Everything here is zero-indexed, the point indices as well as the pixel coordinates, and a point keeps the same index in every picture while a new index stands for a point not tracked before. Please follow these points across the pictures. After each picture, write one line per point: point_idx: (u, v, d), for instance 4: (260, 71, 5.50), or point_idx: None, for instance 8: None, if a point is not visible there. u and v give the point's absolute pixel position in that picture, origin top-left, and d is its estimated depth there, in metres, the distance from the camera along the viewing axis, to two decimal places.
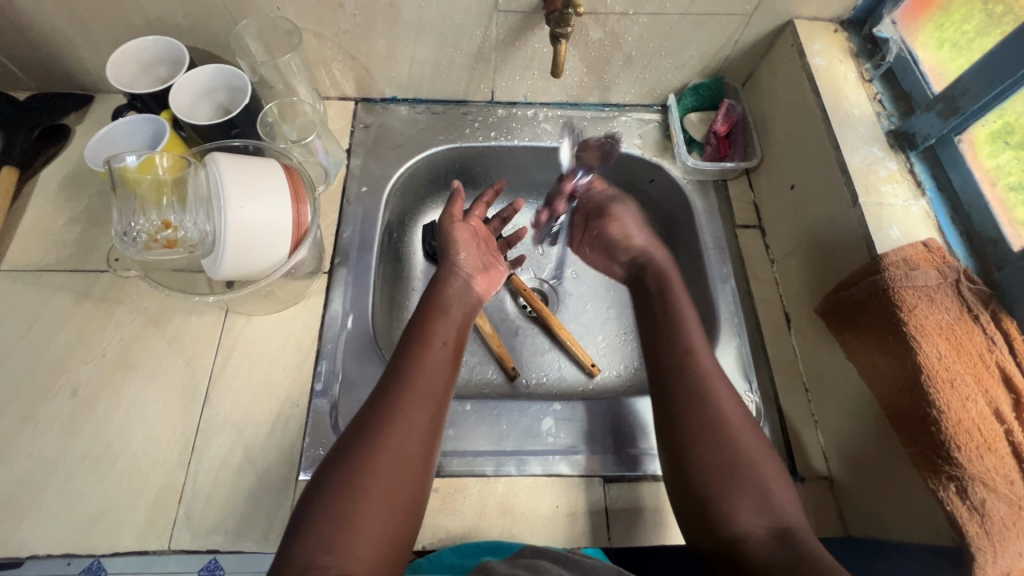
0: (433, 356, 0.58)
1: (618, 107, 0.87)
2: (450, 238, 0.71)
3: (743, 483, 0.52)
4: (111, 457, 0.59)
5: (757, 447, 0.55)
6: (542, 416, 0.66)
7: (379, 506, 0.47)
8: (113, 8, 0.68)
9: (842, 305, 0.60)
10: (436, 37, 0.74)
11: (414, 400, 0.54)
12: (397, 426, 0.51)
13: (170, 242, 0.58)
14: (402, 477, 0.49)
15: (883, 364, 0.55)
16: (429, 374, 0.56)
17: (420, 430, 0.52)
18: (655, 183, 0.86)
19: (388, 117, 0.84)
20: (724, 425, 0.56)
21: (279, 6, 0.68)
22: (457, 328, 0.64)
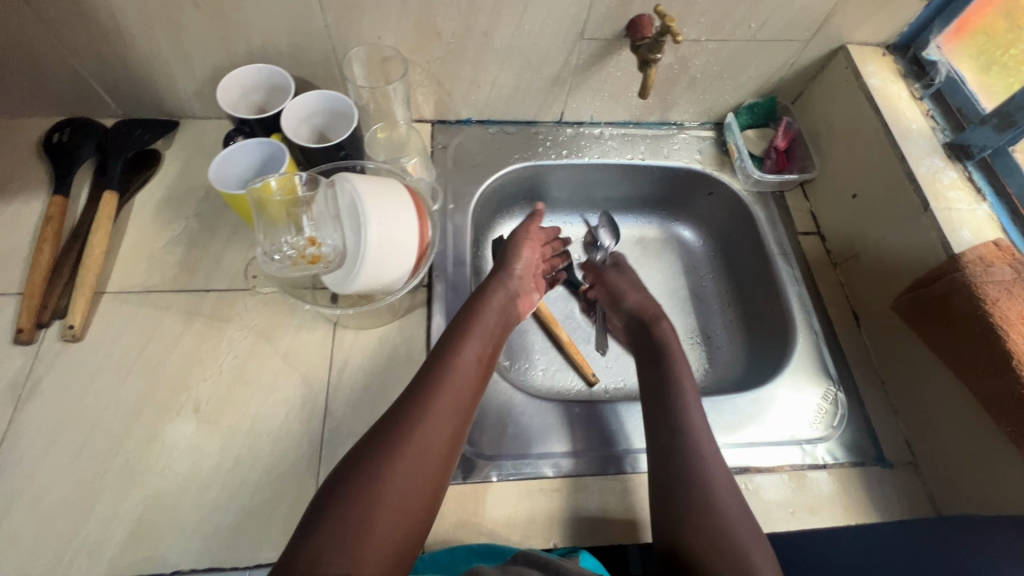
0: (465, 368, 0.59)
1: (676, 125, 0.93)
2: (518, 249, 0.76)
3: (699, 499, 0.57)
4: (241, 471, 0.60)
5: (742, 510, 0.57)
6: None
7: (392, 514, 0.47)
8: (218, 37, 0.71)
9: (922, 303, 0.66)
10: (520, 63, 0.79)
11: (443, 411, 0.55)
12: (418, 436, 0.52)
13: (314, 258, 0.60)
14: (420, 487, 0.50)
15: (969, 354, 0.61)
16: (457, 387, 0.57)
17: (441, 440, 0.53)
18: (714, 196, 0.92)
19: (464, 137, 0.88)
20: (714, 477, 0.59)
21: (381, 35, 0.72)
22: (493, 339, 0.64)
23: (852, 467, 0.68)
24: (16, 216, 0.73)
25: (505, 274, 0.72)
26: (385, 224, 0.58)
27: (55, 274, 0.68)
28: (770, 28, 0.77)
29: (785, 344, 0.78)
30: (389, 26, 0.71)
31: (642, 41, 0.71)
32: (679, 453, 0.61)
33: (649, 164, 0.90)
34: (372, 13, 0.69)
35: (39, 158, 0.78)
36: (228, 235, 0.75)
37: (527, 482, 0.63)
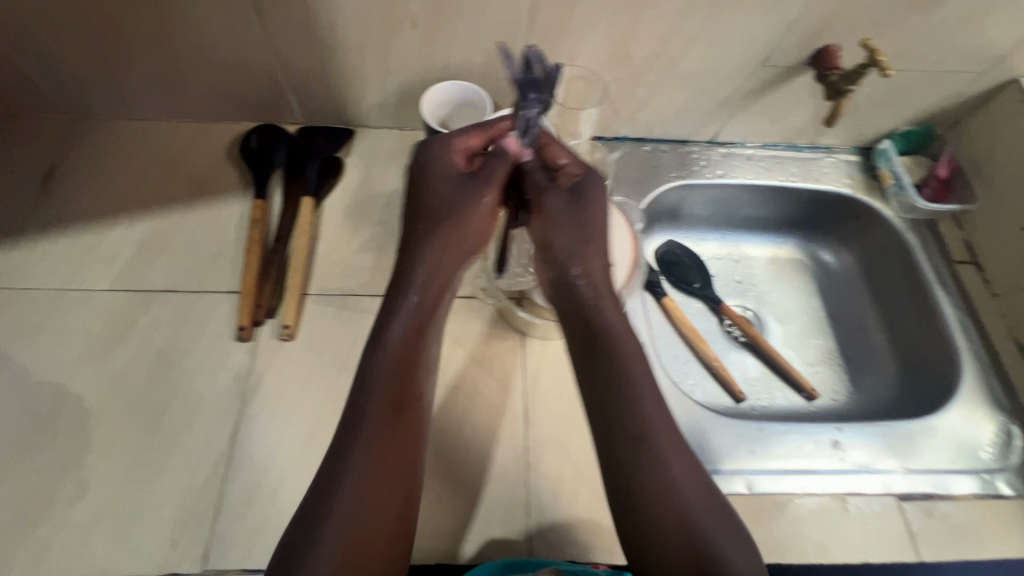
0: (401, 365, 0.55)
1: (824, 148, 0.94)
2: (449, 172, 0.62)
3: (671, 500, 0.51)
4: (456, 473, 0.63)
5: (707, 504, 0.51)
6: (830, 436, 0.70)
7: (349, 533, 0.47)
8: (421, 55, 0.74)
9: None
10: (696, 86, 0.80)
11: (375, 421, 0.52)
12: (375, 450, 0.51)
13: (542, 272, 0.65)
14: (373, 499, 0.49)
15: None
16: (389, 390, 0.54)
17: (385, 448, 0.52)
18: (860, 221, 0.94)
19: (621, 154, 0.90)
20: (679, 473, 0.52)
21: (574, 56, 0.74)
22: (426, 317, 0.59)
23: None
24: (218, 217, 0.77)
25: (426, 240, 0.61)
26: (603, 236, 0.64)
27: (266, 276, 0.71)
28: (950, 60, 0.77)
29: (949, 373, 0.79)
30: (585, 48, 0.73)
31: (834, 74, 0.73)
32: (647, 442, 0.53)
33: (799, 187, 0.92)
34: (574, 36, 0.71)
35: (232, 161, 0.82)
36: None
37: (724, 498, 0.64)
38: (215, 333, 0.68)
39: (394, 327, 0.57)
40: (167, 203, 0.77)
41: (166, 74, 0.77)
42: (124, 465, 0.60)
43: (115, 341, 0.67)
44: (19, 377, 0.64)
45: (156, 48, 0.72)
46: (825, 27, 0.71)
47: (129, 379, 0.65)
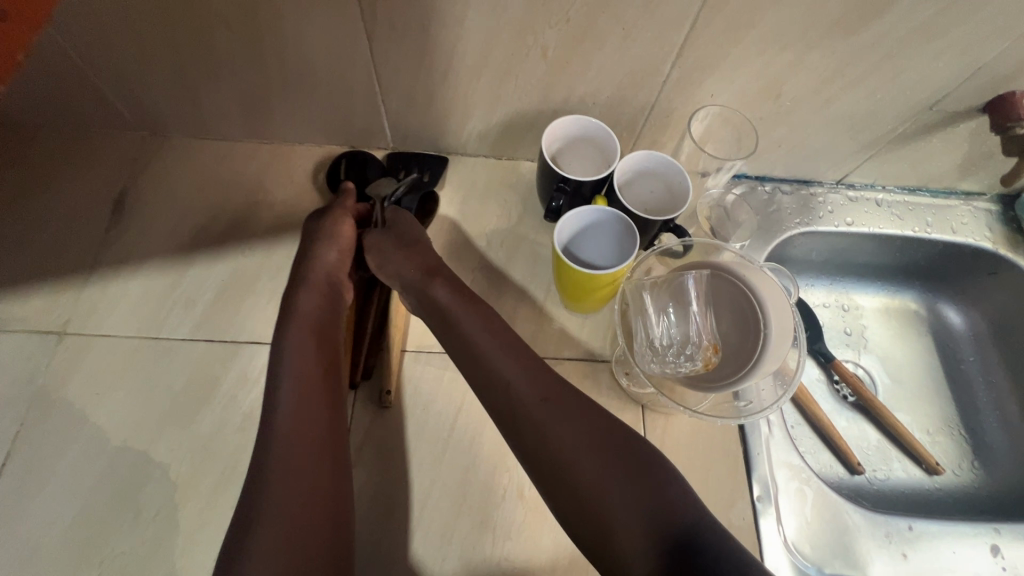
0: (298, 361, 0.55)
1: (961, 195, 0.85)
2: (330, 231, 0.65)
3: (598, 495, 0.47)
4: (579, 569, 0.57)
5: (609, 466, 0.48)
6: (987, 541, 0.63)
7: (276, 529, 0.45)
8: (542, 86, 0.65)
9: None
10: (841, 128, 0.71)
11: (288, 416, 0.52)
12: (277, 451, 0.49)
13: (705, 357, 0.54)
14: (303, 492, 0.48)
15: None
16: (294, 387, 0.53)
17: (297, 457, 0.49)
18: (996, 277, 0.85)
19: (739, 194, 0.81)
20: (570, 443, 0.50)
21: (716, 94, 0.65)
22: (319, 325, 0.59)
23: None
24: None
25: (310, 256, 0.63)
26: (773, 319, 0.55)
27: (362, 335, 0.65)
28: None
29: None
30: (731, 86, 0.64)
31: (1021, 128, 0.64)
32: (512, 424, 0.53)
33: (933, 238, 0.83)
34: (723, 73, 0.62)
35: (318, 191, 0.74)
36: (519, 293, 0.71)
37: None
38: None
39: (286, 344, 0.56)
40: (248, 238, 0.70)
41: (252, 95, 0.69)
42: (215, 549, 0.54)
43: (199, 398, 0.60)
44: (99, 437, 0.58)
45: (245, 67, 0.64)
46: (1015, 74, 0.61)
47: (215, 445, 0.58)
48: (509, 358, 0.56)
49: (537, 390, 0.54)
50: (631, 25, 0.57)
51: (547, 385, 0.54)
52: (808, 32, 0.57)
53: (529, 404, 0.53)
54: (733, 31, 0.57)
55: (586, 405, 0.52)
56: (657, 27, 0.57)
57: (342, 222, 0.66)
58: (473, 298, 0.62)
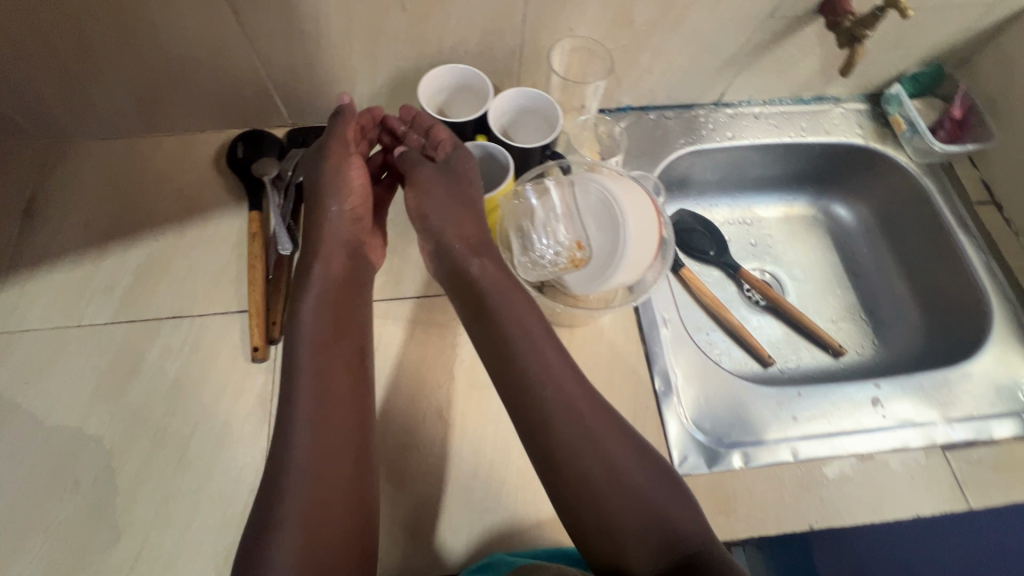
0: (320, 361, 0.58)
1: (832, 100, 0.92)
2: (341, 176, 0.66)
3: (611, 475, 0.53)
4: (499, 473, 0.62)
5: (632, 486, 0.53)
6: (870, 395, 0.70)
7: (297, 520, 0.50)
8: (413, 40, 0.70)
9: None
10: (700, 47, 0.77)
11: (301, 442, 0.53)
12: (297, 451, 0.53)
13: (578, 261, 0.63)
14: (325, 488, 0.52)
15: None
16: (315, 385, 0.56)
17: (317, 452, 0.53)
18: (873, 170, 0.92)
19: (628, 125, 0.87)
20: (599, 457, 0.54)
21: (574, 26, 0.70)
22: (335, 315, 0.61)
23: None
24: (217, 232, 0.73)
25: (316, 218, 0.66)
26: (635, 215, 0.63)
27: (278, 294, 0.68)
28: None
29: (979, 316, 0.78)
30: (585, 17, 0.69)
31: (843, 17, 0.70)
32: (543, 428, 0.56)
33: (810, 142, 0.89)
34: (573, 4, 0.67)
35: (222, 172, 0.77)
36: None
37: (773, 469, 0.64)
38: (230, 356, 0.65)
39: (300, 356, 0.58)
40: (160, 224, 0.73)
41: (143, 87, 0.72)
42: (155, 505, 0.58)
43: (127, 375, 0.64)
44: (34, 423, 0.61)
45: (128, 59, 0.67)
46: None
47: (148, 414, 0.62)
48: (550, 350, 0.60)
49: (562, 396, 0.57)
50: None
51: (581, 405, 0.56)
52: None
53: (559, 388, 0.57)
54: None
55: (601, 406, 0.57)
56: None
57: (348, 169, 0.67)
58: (513, 277, 0.64)
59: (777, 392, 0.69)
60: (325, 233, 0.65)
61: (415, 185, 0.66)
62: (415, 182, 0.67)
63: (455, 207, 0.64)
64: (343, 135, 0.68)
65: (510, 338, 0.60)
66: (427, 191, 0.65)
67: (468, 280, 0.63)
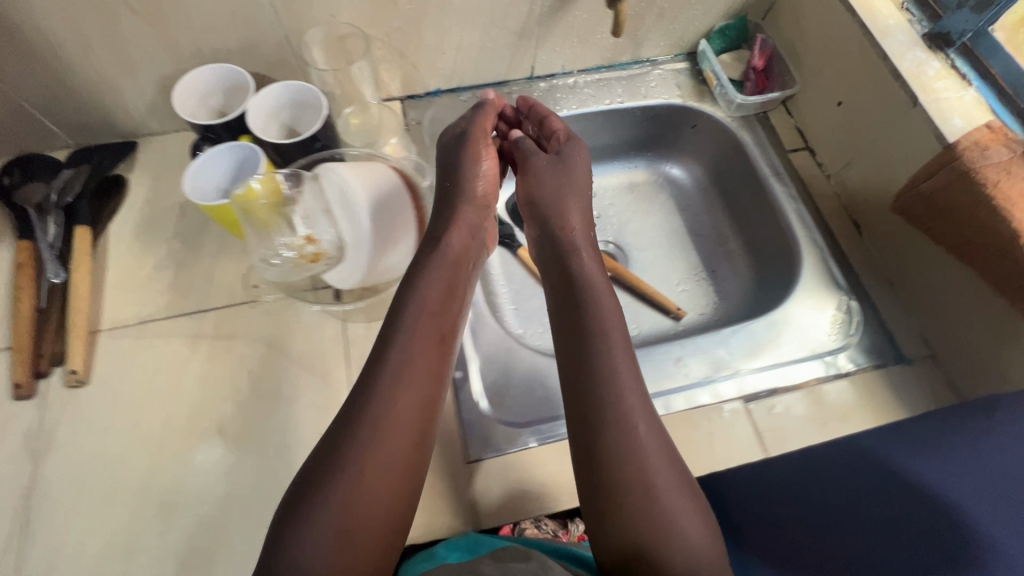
0: (421, 349, 0.53)
1: (649, 62, 0.90)
2: (474, 154, 0.68)
3: (645, 481, 0.48)
4: (281, 482, 0.60)
5: (672, 481, 0.49)
6: (672, 356, 0.71)
7: (361, 525, 0.44)
8: (164, 43, 0.66)
9: (925, 197, 0.65)
10: (482, 21, 0.75)
11: (376, 420, 0.48)
12: (394, 441, 0.48)
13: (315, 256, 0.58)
14: (384, 496, 0.46)
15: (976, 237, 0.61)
16: (413, 382, 0.51)
17: (396, 452, 0.48)
18: (698, 128, 0.90)
19: (439, 110, 0.85)
20: (642, 443, 0.50)
21: (334, 13, 0.68)
22: (445, 313, 0.57)
23: (872, 371, 0.69)
24: None
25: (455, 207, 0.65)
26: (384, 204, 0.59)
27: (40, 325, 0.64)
28: None
29: (792, 261, 0.78)
30: (341, 3, 0.67)
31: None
32: (586, 399, 0.53)
33: (628, 106, 0.88)
34: None
35: None
36: (215, 250, 0.72)
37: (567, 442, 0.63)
38: None
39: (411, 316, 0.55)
40: None
41: None
42: None
43: None
44: None
45: None
46: None
47: None
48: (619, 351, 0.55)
49: (614, 379, 0.53)
50: None
51: (642, 391, 0.53)
52: None
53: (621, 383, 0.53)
54: None
55: (655, 421, 0.52)
56: None
57: (532, 159, 0.72)
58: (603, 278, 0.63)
59: None
60: (422, 215, 0.65)
61: (525, 172, 0.72)
62: (526, 171, 0.72)
63: (565, 190, 0.69)
64: (483, 124, 0.70)
65: (588, 326, 0.57)
66: (533, 177, 0.71)
67: (569, 273, 0.63)
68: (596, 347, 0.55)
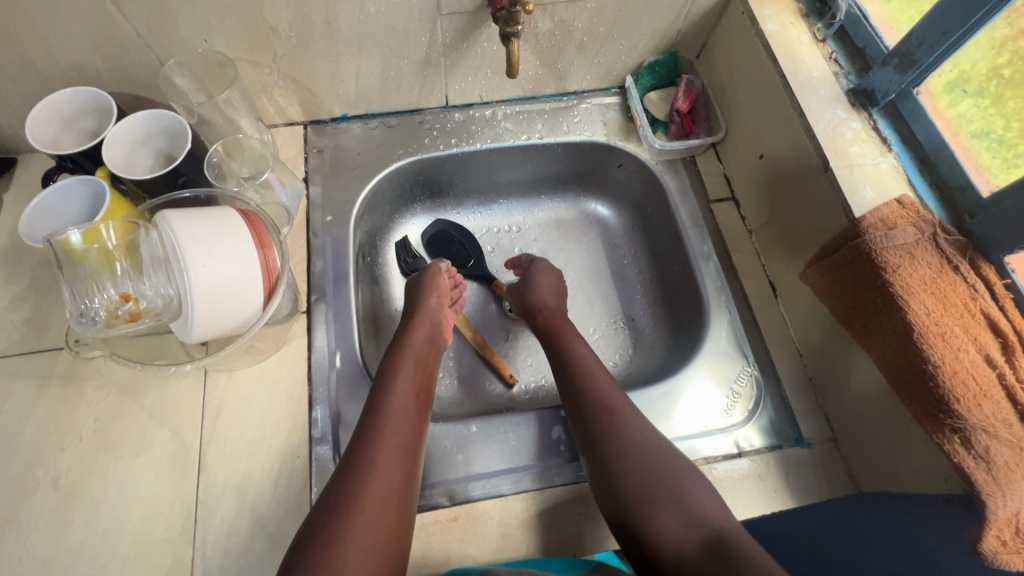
0: (405, 375, 0.63)
1: (576, 94, 0.85)
2: (424, 286, 0.74)
3: (654, 497, 0.55)
4: (110, 544, 0.56)
5: (669, 463, 0.57)
6: (551, 424, 0.66)
7: (368, 547, 0.49)
8: (19, 63, 0.61)
9: (828, 272, 0.60)
10: (379, 50, 0.70)
11: (396, 419, 0.58)
12: (375, 477, 0.53)
13: (133, 315, 0.54)
14: (382, 522, 0.51)
15: (873, 323, 0.56)
16: (398, 425, 0.58)
17: (389, 482, 0.53)
18: (624, 168, 0.85)
19: (343, 137, 0.80)
20: (643, 439, 0.59)
21: (207, 37, 0.63)
22: (420, 381, 0.64)
23: (767, 452, 0.64)
24: None
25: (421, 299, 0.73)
26: (221, 259, 0.54)
27: None
28: None
29: (699, 321, 0.74)
30: (213, 28, 0.62)
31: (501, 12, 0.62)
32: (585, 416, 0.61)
33: (548, 143, 0.83)
34: (187, 13, 0.60)
35: None
36: None
37: (419, 516, 0.59)
38: None
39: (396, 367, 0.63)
40: None
41: None
42: None
43: None
44: None
45: None
46: None
47: None
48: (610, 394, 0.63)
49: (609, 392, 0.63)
50: None
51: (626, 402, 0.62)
52: None
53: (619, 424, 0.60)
54: None
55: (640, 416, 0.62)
56: None
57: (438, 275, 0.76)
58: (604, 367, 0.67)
59: (455, 427, 0.65)
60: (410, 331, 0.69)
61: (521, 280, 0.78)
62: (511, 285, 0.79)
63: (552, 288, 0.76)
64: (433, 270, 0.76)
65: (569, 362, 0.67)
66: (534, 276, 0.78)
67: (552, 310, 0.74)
68: (587, 375, 0.65)
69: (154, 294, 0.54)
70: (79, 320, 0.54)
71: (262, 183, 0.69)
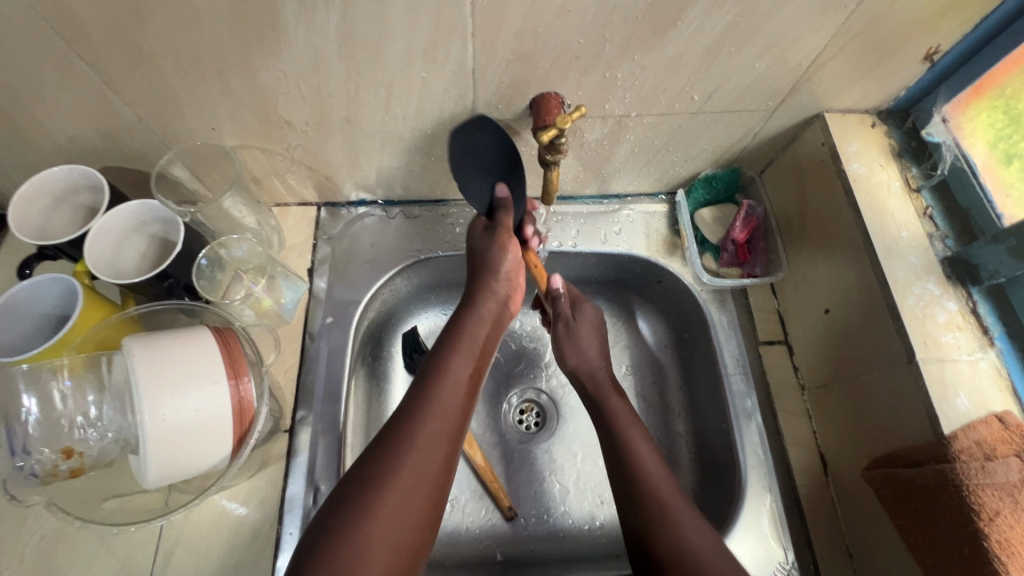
0: (459, 361, 0.56)
1: (618, 198, 0.75)
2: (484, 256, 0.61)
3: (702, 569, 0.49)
4: None
5: (704, 528, 0.51)
6: None
7: (383, 552, 0.44)
8: (10, 135, 0.55)
9: (919, 482, 0.48)
10: (404, 147, 0.63)
11: (435, 409, 0.52)
12: (404, 473, 0.47)
13: (77, 468, 0.47)
14: (403, 525, 0.46)
15: (940, 537, 0.46)
16: (441, 413, 0.52)
17: (422, 474, 0.48)
18: (663, 286, 0.74)
19: (357, 225, 0.73)
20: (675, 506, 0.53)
21: (215, 126, 0.57)
22: (475, 365, 0.57)
23: None
24: None
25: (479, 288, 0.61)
26: (196, 397, 0.46)
27: None
28: (721, 99, 0.58)
29: (732, 491, 0.62)
30: (221, 117, 0.56)
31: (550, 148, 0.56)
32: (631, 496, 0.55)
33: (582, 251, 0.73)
34: (192, 101, 0.53)
35: None
36: None
37: None
38: None
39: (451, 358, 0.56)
40: None
41: None
42: None
43: None
44: None
45: None
46: (525, 73, 0.53)
47: None
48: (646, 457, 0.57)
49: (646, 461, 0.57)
50: (13, 64, 0.47)
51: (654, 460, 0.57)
52: (227, 49, 0.48)
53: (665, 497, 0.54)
54: (138, 58, 0.48)
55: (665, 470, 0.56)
56: (48, 63, 0.47)
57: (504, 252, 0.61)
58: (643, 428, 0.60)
59: None
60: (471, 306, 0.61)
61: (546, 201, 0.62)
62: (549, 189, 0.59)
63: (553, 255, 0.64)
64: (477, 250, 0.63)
65: None
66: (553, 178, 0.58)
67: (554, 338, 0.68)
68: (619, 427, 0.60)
69: (97, 440, 0.47)
70: (7, 464, 0.46)
71: (254, 293, 0.65)
